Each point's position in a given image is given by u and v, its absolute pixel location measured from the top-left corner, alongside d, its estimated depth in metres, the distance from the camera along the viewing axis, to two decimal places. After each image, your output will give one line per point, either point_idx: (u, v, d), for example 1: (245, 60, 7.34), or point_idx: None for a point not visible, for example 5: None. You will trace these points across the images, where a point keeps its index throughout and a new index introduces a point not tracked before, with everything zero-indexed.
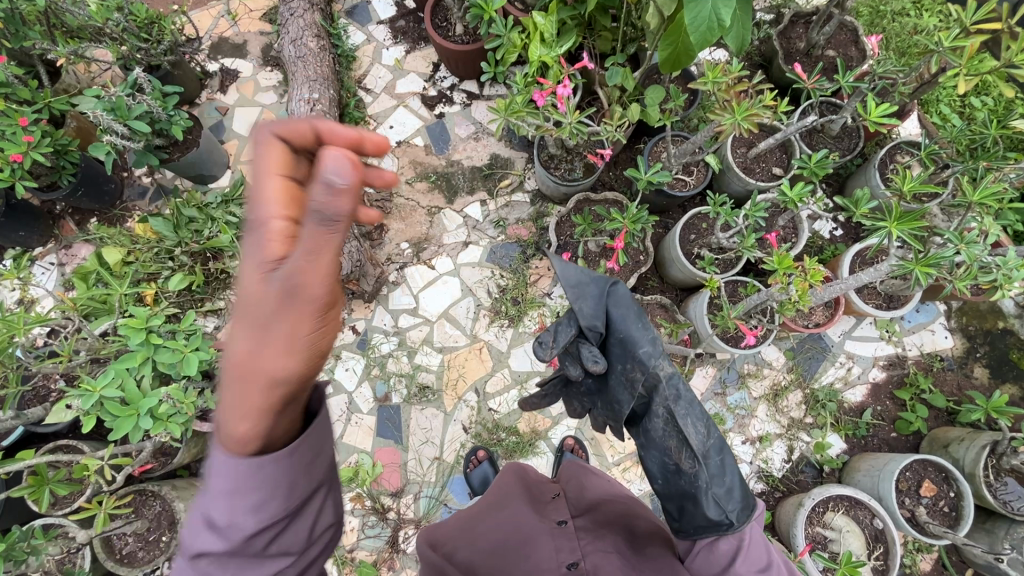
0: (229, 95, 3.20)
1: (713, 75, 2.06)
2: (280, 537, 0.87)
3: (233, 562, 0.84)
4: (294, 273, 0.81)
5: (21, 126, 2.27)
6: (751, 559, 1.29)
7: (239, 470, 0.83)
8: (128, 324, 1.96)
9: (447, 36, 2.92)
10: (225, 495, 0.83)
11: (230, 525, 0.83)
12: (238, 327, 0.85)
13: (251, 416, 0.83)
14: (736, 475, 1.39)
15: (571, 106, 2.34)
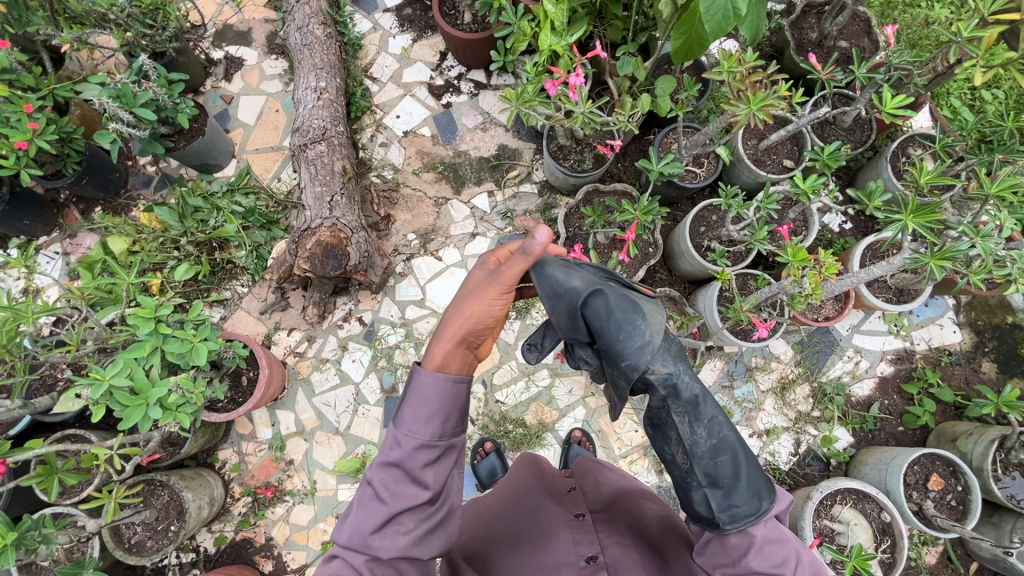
0: (234, 83, 3.17)
1: (728, 64, 2.03)
2: (429, 469, 1.19)
3: (402, 471, 1.18)
4: (499, 274, 1.36)
5: (26, 113, 2.24)
6: (767, 556, 1.22)
7: (425, 394, 1.21)
8: (137, 313, 1.94)
9: (455, 24, 2.88)
10: (411, 410, 1.20)
11: (408, 437, 1.18)
12: (462, 295, 1.41)
13: (447, 336, 1.31)
14: (742, 482, 1.23)
15: (584, 96, 2.31)
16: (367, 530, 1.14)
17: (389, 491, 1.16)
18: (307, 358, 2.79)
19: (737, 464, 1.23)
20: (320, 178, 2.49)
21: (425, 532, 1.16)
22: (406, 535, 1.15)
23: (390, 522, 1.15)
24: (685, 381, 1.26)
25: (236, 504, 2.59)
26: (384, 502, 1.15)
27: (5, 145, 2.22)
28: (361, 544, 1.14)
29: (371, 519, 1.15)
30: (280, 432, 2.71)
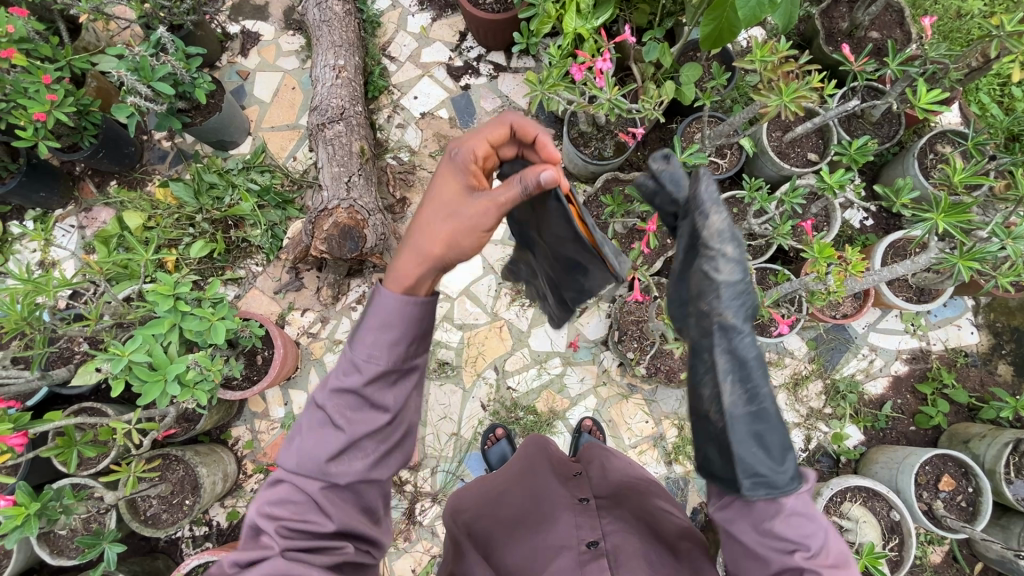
0: (250, 59, 3.12)
1: (762, 53, 1.97)
2: (388, 392, 1.07)
3: (356, 394, 1.05)
4: (484, 199, 1.24)
5: (45, 84, 2.21)
6: (795, 525, 1.03)
7: (386, 312, 1.08)
8: (156, 290, 1.94)
9: (478, 4, 2.82)
10: (372, 330, 1.07)
11: (364, 358, 1.06)
12: (437, 206, 1.27)
13: (418, 258, 1.19)
14: (777, 449, 1.05)
15: (611, 81, 2.25)
16: (317, 454, 1.03)
17: (341, 416, 1.04)
18: (320, 338, 2.80)
19: (773, 429, 1.06)
20: (338, 158, 2.47)
21: (383, 454, 1.06)
22: (361, 458, 1.04)
23: (349, 448, 1.03)
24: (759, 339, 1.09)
25: (249, 481, 2.63)
26: (337, 426, 1.04)
27: (23, 116, 2.20)
28: (310, 470, 1.02)
29: (320, 444, 1.03)
30: (293, 411, 2.72)
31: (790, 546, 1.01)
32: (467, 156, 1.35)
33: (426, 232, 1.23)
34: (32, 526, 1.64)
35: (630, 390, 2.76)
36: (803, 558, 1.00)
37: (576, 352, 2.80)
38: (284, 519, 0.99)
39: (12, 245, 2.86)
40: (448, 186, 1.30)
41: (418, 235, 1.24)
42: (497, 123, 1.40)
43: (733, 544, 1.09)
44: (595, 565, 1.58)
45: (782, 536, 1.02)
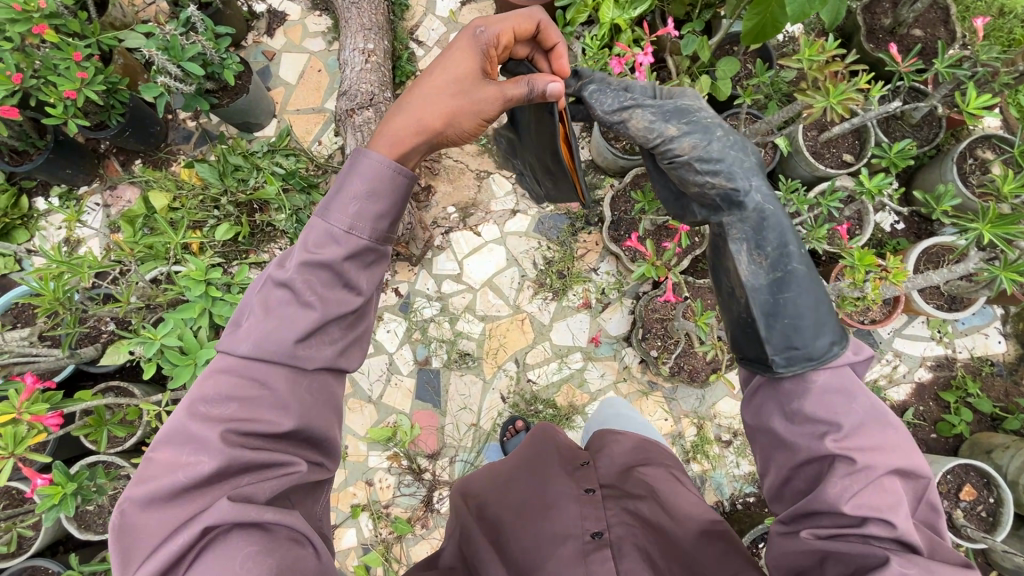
0: (276, 39, 3.08)
1: (809, 51, 1.91)
2: (355, 264, 1.19)
3: (319, 276, 1.14)
4: (492, 91, 1.41)
5: (75, 61, 2.18)
6: (826, 403, 1.08)
7: (367, 174, 1.22)
8: (188, 275, 1.99)
9: None
10: (354, 206, 1.19)
11: (340, 222, 1.17)
12: (450, 81, 1.41)
13: (422, 127, 1.36)
14: (800, 296, 1.17)
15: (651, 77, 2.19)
16: (279, 328, 1.10)
17: (306, 285, 1.13)
18: None
19: (793, 283, 1.18)
20: (366, 145, 2.44)
21: (344, 343, 1.19)
22: (327, 344, 1.15)
23: (316, 332, 1.13)
24: (756, 198, 1.25)
25: None
26: (306, 293, 1.13)
27: (53, 93, 2.18)
28: (273, 350, 1.10)
29: (284, 317, 1.11)
30: None
31: (821, 429, 1.06)
32: (490, 38, 1.45)
33: (427, 103, 1.38)
34: (69, 505, 1.67)
35: (650, 388, 2.75)
36: (833, 441, 1.04)
37: (598, 347, 2.79)
38: (229, 421, 1.04)
39: (38, 222, 2.87)
40: (464, 62, 1.43)
41: (424, 102, 1.39)
42: (528, 12, 1.49)
43: (769, 435, 1.14)
44: (598, 560, 1.57)
45: (814, 419, 1.07)
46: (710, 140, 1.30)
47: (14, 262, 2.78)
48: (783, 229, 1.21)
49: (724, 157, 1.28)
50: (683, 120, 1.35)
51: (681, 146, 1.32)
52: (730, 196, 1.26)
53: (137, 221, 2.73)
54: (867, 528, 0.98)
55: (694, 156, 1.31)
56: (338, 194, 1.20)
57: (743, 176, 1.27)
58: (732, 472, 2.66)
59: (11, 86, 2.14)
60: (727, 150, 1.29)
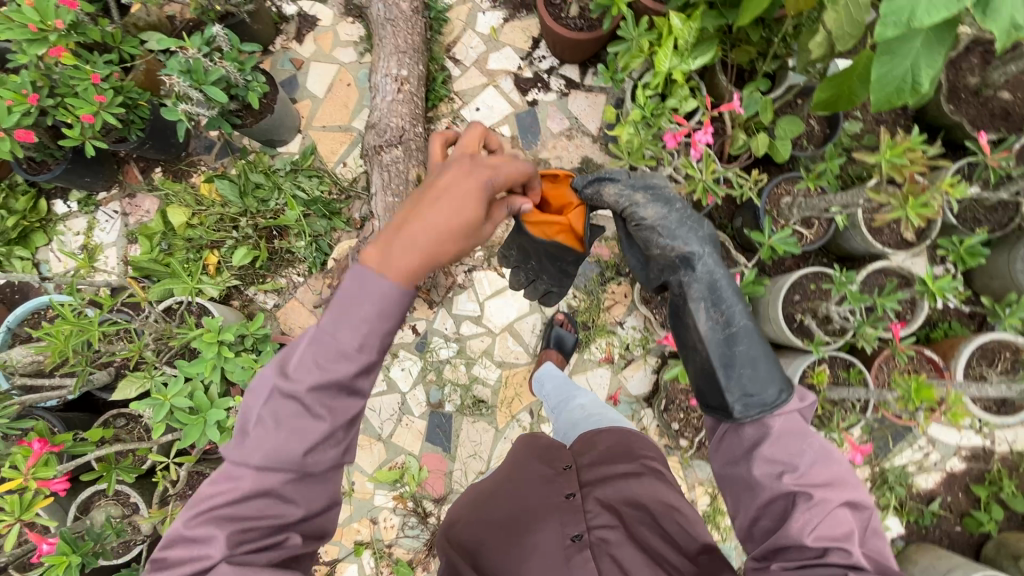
0: (305, 46, 2.90)
1: (891, 150, 1.67)
2: (361, 377, 1.01)
3: (321, 383, 0.98)
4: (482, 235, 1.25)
5: (94, 84, 2.07)
6: (784, 446, 1.14)
7: (369, 296, 1.00)
8: (201, 336, 1.92)
9: (560, 17, 2.53)
10: (360, 317, 1.00)
11: (345, 337, 0.99)
12: (461, 214, 1.16)
13: (423, 265, 1.08)
14: (751, 348, 1.29)
15: (709, 159, 1.89)
16: (287, 448, 0.97)
17: (308, 402, 0.97)
18: None
19: (745, 335, 1.31)
20: (393, 187, 2.30)
21: (342, 449, 1.03)
22: (325, 452, 1.00)
23: (323, 440, 0.99)
24: (708, 262, 1.41)
25: None
26: (308, 415, 0.97)
27: (71, 117, 2.08)
28: (272, 457, 0.97)
29: (287, 436, 0.97)
30: None
31: (779, 468, 1.12)
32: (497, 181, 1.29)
33: (442, 235, 1.11)
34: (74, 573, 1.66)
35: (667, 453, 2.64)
36: (790, 479, 1.10)
37: (616, 406, 2.68)
38: (235, 517, 0.96)
39: (56, 226, 2.82)
40: (477, 196, 1.20)
41: (430, 234, 1.10)
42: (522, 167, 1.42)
43: (735, 478, 1.19)
44: (581, 566, 1.39)
45: (772, 459, 1.13)
46: (672, 208, 1.51)
47: (32, 267, 2.75)
48: (730, 289, 1.37)
49: (683, 223, 1.48)
50: (648, 189, 1.57)
51: (648, 210, 1.51)
52: (688, 256, 1.43)
53: (154, 237, 2.65)
54: (829, 560, 1.01)
55: (657, 219, 1.49)
56: (345, 312, 1.00)
57: (699, 239, 1.45)
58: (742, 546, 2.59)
59: (27, 106, 2.03)
60: (685, 216, 1.49)
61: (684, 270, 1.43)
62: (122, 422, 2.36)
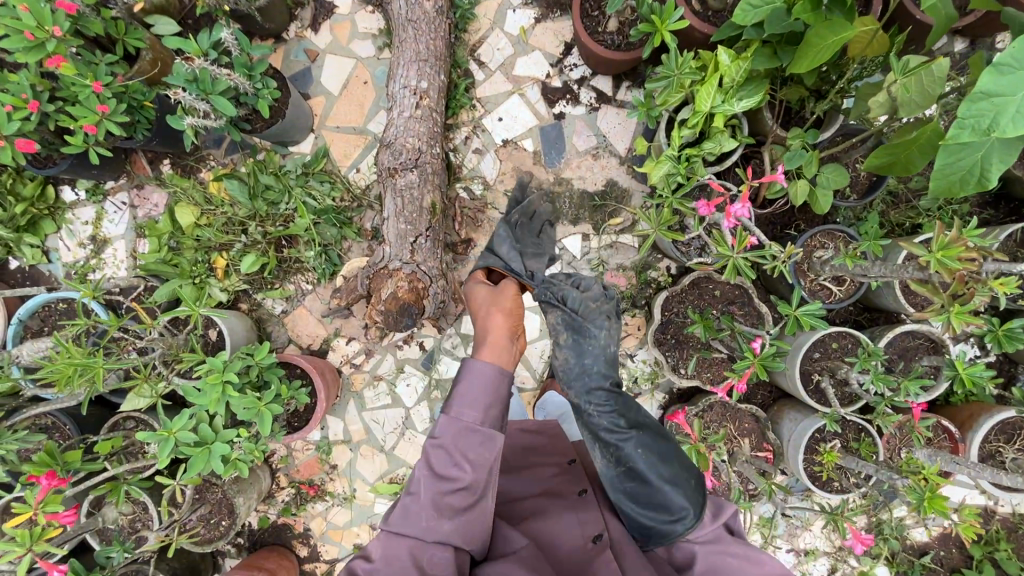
0: (321, 36, 2.72)
1: (943, 250, 1.55)
2: (481, 451, 1.22)
3: (450, 453, 1.21)
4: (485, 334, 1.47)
5: (96, 93, 1.98)
6: (714, 563, 1.24)
7: (481, 382, 1.28)
8: (206, 375, 1.88)
9: (596, 31, 2.34)
10: (470, 394, 1.27)
11: (465, 415, 1.25)
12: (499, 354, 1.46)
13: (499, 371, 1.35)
14: (644, 489, 1.30)
15: (744, 237, 1.74)
16: (430, 519, 1.15)
17: (441, 473, 1.19)
18: (363, 371, 2.73)
19: (637, 475, 1.32)
20: (406, 214, 2.21)
21: (472, 523, 1.17)
22: (454, 520, 1.15)
23: (441, 500, 1.16)
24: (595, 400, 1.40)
25: (282, 492, 2.70)
26: (443, 483, 1.18)
27: (73, 127, 2.01)
28: (414, 528, 1.15)
29: (428, 509, 1.16)
30: (328, 436, 2.73)
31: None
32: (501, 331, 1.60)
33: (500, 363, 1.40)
34: None
35: None
36: None
37: None
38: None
39: (65, 213, 2.77)
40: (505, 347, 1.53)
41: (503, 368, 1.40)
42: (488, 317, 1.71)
43: None
44: (605, 563, 1.29)
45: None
46: (574, 331, 1.46)
47: (41, 254, 2.72)
48: (616, 427, 1.36)
49: (582, 353, 1.44)
50: (555, 302, 1.50)
51: (557, 349, 1.48)
52: (579, 400, 1.43)
53: (162, 236, 2.59)
54: None
55: (558, 352, 1.48)
56: (459, 394, 1.27)
57: (595, 377, 1.42)
58: None
59: (27, 111, 1.94)
60: (582, 347, 1.44)
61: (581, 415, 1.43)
62: (131, 423, 2.31)
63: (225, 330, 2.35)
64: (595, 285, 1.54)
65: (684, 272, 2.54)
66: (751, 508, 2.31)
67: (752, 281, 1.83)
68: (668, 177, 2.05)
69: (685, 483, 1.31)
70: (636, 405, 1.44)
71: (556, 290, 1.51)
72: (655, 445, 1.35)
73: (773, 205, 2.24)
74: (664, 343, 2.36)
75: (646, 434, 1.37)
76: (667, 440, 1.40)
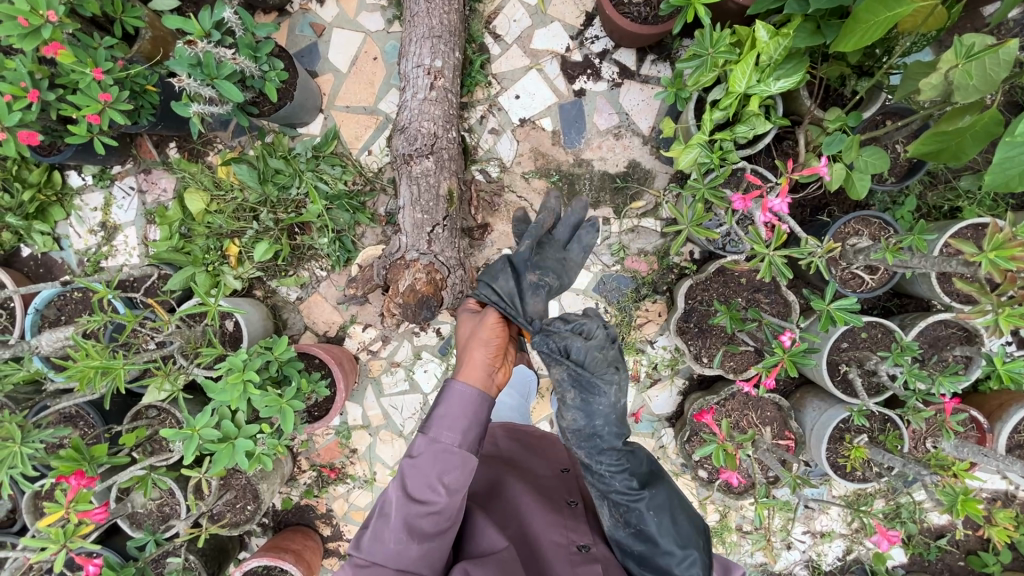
0: (327, 9, 2.60)
1: (997, 249, 1.45)
2: (459, 475, 1.23)
3: (424, 475, 1.21)
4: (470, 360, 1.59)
5: (97, 80, 1.89)
6: None
7: (460, 406, 1.29)
8: (226, 373, 1.86)
9: (621, 3, 2.20)
10: (451, 419, 1.27)
11: (445, 437, 1.25)
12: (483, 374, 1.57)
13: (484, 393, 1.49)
14: (654, 554, 1.27)
15: (783, 232, 1.67)
16: (397, 543, 1.17)
17: (414, 495, 1.20)
18: (380, 357, 2.72)
19: (649, 540, 1.28)
20: (422, 202, 2.15)
21: (439, 550, 1.20)
22: (420, 546, 1.17)
23: (410, 525, 1.18)
24: (603, 463, 1.37)
25: (303, 475, 2.73)
26: (415, 506, 1.19)
27: (75, 116, 1.93)
28: (384, 553, 1.16)
29: (398, 532, 1.17)
30: (347, 421, 2.74)
31: None
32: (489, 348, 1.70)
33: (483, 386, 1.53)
34: None
35: (683, 473, 2.59)
36: None
37: (637, 424, 2.59)
38: None
39: (73, 199, 2.71)
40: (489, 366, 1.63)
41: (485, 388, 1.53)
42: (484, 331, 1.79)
43: None
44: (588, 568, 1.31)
45: None
46: (582, 389, 1.43)
47: (53, 241, 2.68)
48: (626, 488, 1.32)
49: (590, 413, 1.42)
50: (560, 356, 1.47)
51: (564, 408, 1.45)
52: (586, 459, 1.41)
53: (173, 223, 2.54)
54: None
55: (565, 411, 1.45)
56: (440, 416, 1.27)
57: (604, 436, 1.40)
58: (745, 560, 2.60)
59: (27, 100, 1.86)
60: (590, 407, 1.42)
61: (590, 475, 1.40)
62: (154, 411, 2.31)
63: (243, 321, 2.33)
64: (598, 333, 1.49)
65: (708, 257, 2.46)
66: (772, 496, 2.30)
67: (789, 278, 1.78)
68: (697, 163, 1.95)
69: (694, 547, 1.26)
70: (644, 462, 1.41)
71: (558, 339, 1.48)
72: (666, 507, 1.31)
73: (805, 190, 2.16)
74: (687, 332, 2.31)
75: (657, 495, 1.33)
76: (677, 499, 1.36)
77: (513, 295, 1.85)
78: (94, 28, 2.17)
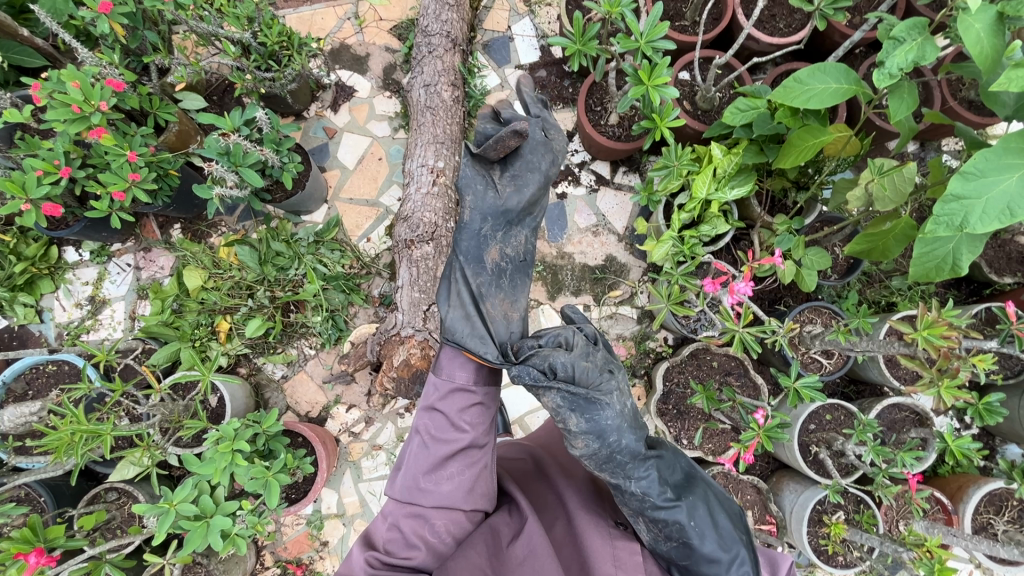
0: (340, 115, 2.94)
1: (928, 329, 1.68)
2: (476, 413, 1.36)
3: (446, 418, 1.35)
4: None
5: (129, 162, 2.09)
6: None
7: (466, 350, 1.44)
8: (215, 442, 1.84)
9: (598, 124, 2.61)
10: (457, 362, 1.43)
11: (458, 378, 1.40)
12: None
13: None
14: (699, 564, 1.22)
15: (745, 310, 1.90)
16: (429, 479, 1.29)
17: (439, 436, 1.33)
18: (361, 440, 2.67)
19: (692, 552, 1.22)
20: (420, 283, 2.31)
21: (470, 482, 1.31)
22: (451, 482, 1.30)
23: (441, 463, 1.31)
24: (636, 484, 1.27)
25: (266, 572, 2.52)
26: (440, 445, 1.31)
27: (101, 192, 2.08)
28: (418, 492, 1.29)
29: (429, 470, 1.30)
30: (320, 510, 2.60)
31: None
32: None
33: None
34: None
35: None
36: None
37: None
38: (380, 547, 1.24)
39: (65, 273, 2.74)
40: None
41: None
42: None
43: None
44: (628, 550, 1.31)
45: None
46: (583, 409, 1.31)
47: (34, 314, 2.65)
48: (662, 505, 1.24)
49: (601, 432, 1.31)
50: (548, 379, 1.34)
51: (570, 435, 1.33)
52: (618, 482, 1.31)
53: (165, 299, 2.55)
54: None
55: (574, 438, 1.33)
56: (451, 360, 1.43)
57: (623, 453, 1.30)
58: None
59: (57, 176, 2.01)
60: (598, 426, 1.30)
61: (620, 492, 1.32)
62: (114, 493, 2.16)
63: (226, 396, 2.31)
64: (578, 341, 1.43)
65: (682, 342, 2.66)
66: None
67: (756, 355, 1.97)
68: (669, 255, 2.19)
69: (738, 547, 1.23)
70: (676, 469, 1.34)
71: (541, 361, 1.38)
72: (707, 513, 1.25)
73: (763, 283, 2.46)
74: (666, 412, 2.42)
75: (695, 504, 1.26)
76: (715, 499, 1.30)
77: (479, 296, 1.58)
78: (127, 119, 2.39)
